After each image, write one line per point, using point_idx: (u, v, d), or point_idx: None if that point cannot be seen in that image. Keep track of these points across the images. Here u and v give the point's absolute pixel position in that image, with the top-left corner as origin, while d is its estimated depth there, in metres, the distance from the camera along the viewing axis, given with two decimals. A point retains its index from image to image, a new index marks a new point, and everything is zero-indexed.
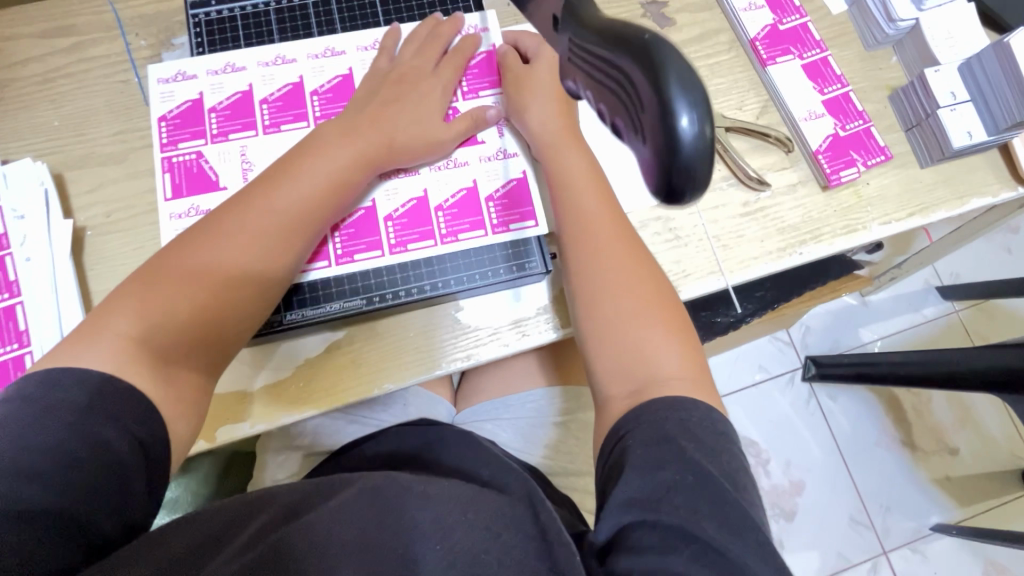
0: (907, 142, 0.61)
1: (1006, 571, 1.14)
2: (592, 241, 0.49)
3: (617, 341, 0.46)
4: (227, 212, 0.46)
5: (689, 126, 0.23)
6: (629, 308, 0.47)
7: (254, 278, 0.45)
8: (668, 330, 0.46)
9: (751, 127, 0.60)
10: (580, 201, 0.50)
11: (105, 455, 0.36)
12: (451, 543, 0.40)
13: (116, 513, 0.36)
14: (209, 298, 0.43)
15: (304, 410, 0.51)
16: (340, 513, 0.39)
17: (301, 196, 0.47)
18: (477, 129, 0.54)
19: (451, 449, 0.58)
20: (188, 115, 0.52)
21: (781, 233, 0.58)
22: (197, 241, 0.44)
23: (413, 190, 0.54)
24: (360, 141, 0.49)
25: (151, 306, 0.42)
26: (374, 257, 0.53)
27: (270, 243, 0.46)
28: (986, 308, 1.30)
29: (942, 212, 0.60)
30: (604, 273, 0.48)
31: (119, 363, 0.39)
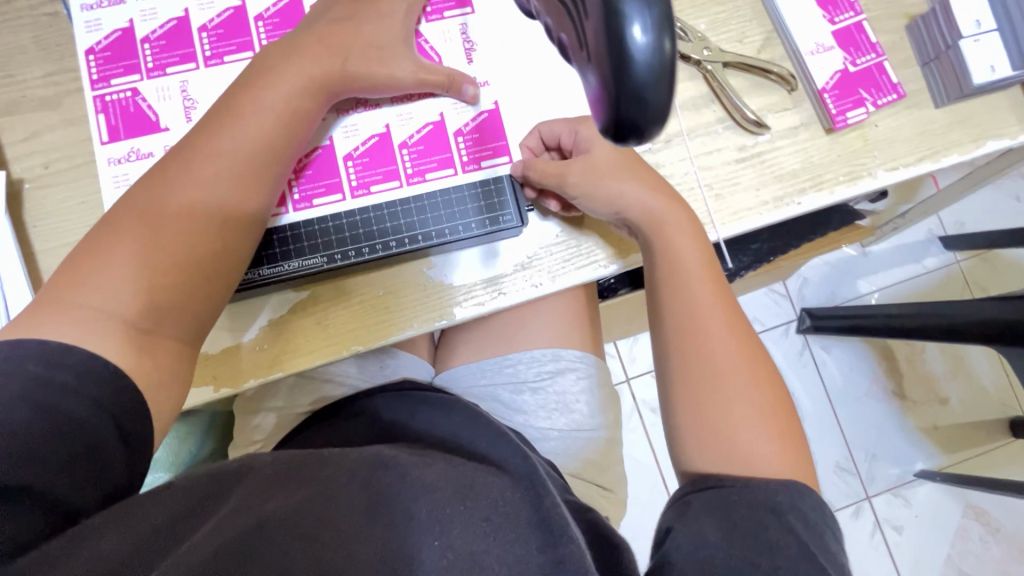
0: (923, 77, 0.56)
1: (985, 514, 1.17)
2: (693, 309, 0.46)
3: (719, 438, 0.43)
4: (178, 161, 0.41)
5: (642, 35, 0.23)
6: (738, 394, 0.44)
7: (228, 234, 0.42)
8: (776, 418, 0.44)
9: (750, 62, 0.54)
10: (681, 262, 0.47)
11: (64, 423, 0.33)
12: (451, 539, 0.36)
13: (85, 481, 0.33)
14: (167, 259, 0.39)
15: (270, 373, 0.49)
16: (329, 500, 0.36)
17: (257, 138, 0.42)
18: (449, 89, 0.48)
19: (429, 413, 0.55)
20: (119, 47, 0.47)
21: (780, 180, 0.54)
22: (145, 201, 0.40)
23: (374, 126, 0.50)
24: (306, 64, 0.44)
25: (117, 270, 0.38)
26: (333, 201, 0.49)
27: (230, 191, 0.42)
28: (989, 258, 1.26)
29: (955, 155, 0.55)
30: (707, 346, 0.45)
31: (88, 333, 0.36)
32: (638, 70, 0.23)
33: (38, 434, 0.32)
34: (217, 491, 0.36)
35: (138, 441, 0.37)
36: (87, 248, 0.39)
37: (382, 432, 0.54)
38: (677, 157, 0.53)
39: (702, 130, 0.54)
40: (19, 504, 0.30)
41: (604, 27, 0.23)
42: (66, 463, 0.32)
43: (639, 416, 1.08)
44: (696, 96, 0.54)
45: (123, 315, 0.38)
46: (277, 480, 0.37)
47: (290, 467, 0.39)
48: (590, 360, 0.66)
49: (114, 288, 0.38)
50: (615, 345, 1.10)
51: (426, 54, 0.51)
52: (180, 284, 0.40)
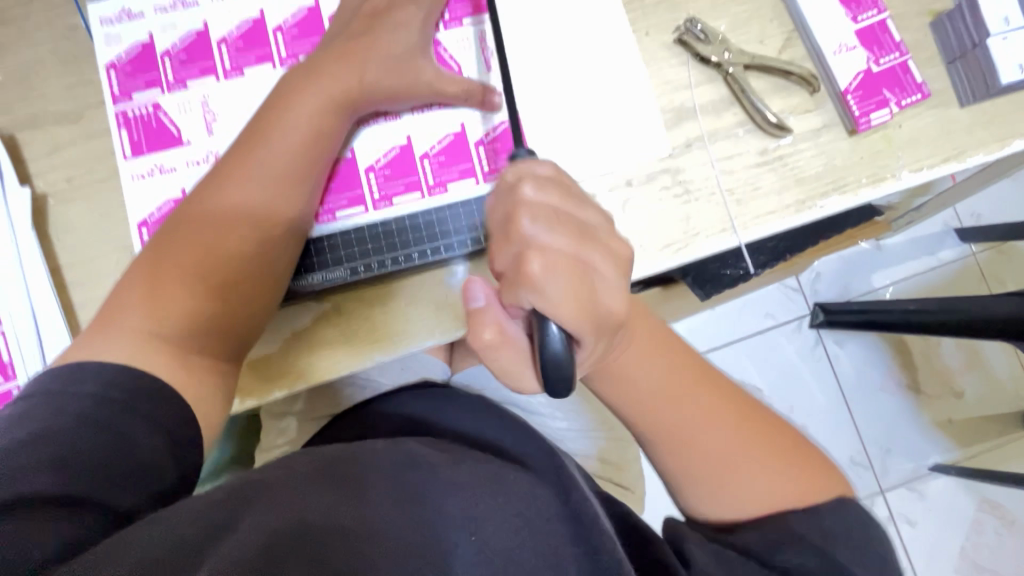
0: (948, 76, 0.55)
1: (1000, 508, 1.17)
2: (672, 423, 0.44)
3: (731, 497, 0.42)
4: (209, 187, 0.43)
5: (553, 338, 0.35)
6: (753, 478, 0.42)
7: (260, 255, 0.44)
8: (782, 463, 0.42)
9: (772, 63, 0.53)
10: (643, 381, 0.44)
11: (115, 436, 0.36)
12: (485, 537, 0.37)
13: (136, 488, 0.35)
14: (206, 287, 0.42)
15: (296, 384, 0.49)
16: (369, 498, 0.37)
17: (283, 162, 0.43)
18: (471, 101, 0.48)
19: (454, 414, 0.57)
20: (140, 61, 0.46)
21: (801, 183, 0.53)
22: (182, 230, 0.43)
23: (395, 137, 0.49)
24: (328, 81, 0.44)
25: (164, 297, 0.41)
26: (356, 213, 0.49)
27: (261, 214, 0.43)
28: (1006, 250, 1.25)
29: (980, 155, 0.54)
30: (701, 450, 0.43)
31: (136, 353, 0.40)
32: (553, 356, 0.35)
33: (97, 448, 0.35)
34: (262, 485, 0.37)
35: (185, 444, 0.39)
36: (136, 277, 0.42)
37: (408, 425, 0.57)
38: (699, 162, 0.53)
39: (723, 133, 0.53)
40: (73, 509, 0.32)
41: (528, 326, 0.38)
42: (120, 471, 0.35)
43: None
44: (717, 99, 0.54)
45: (170, 335, 0.41)
46: (314, 481, 0.38)
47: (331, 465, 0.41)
48: None
49: (161, 313, 0.41)
50: None
51: (445, 63, 0.50)
52: (219, 307, 0.43)
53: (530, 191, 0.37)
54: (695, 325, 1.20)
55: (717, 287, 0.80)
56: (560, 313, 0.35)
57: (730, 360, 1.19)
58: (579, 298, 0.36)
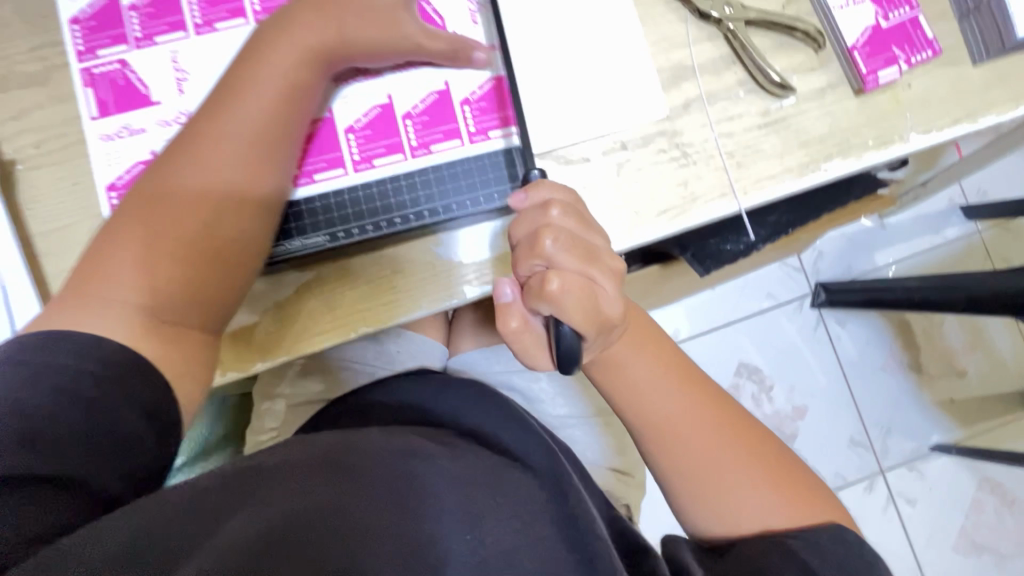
0: (960, 32, 0.52)
1: (1001, 486, 1.16)
2: (662, 415, 0.47)
3: (715, 497, 0.46)
4: (180, 150, 0.40)
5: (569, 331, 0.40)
6: (727, 475, 0.46)
7: (240, 222, 0.41)
8: (755, 464, 0.46)
9: (775, 19, 0.51)
10: (639, 376, 0.47)
11: (95, 414, 0.35)
12: (483, 537, 0.39)
13: (119, 470, 0.35)
14: (181, 253, 0.40)
15: (279, 356, 0.48)
16: (363, 495, 0.38)
17: (259, 120, 0.41)
18: (456, 57, 0.46)
19: (452, 397, 0.57)
20: (105, 16, 0.44)
21: (805, 146, 0.51)
22: (154, 193, 0.40)
23: (376, 96, 0.47)
24: (303, 32, 0.41)
25: (136, 264, 0.39)
26: (335, 176, 0.47)
27: (238, 177, 0.41)
28: (1011, 227, 1.23)
29: (993, 116, 0.52)
30: (685, 441, 0.46)
31: (112, 324, 0.38)
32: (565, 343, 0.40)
33: (71, 423, 0.34)
34: (253, 475, 0.38)
35: (168, 427, 0.38)
36: (105, 243, 0.39)
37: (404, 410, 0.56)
38: (697, 124, 0.50)
39: (723, 94, 0.51)
40: (60, 491, 0.32)
41: (548, 324, 0.43)
42: (97, 450, 0.34)
43: None
44: (716, 57, 0.51)
45: (144, 305, 0.39)
46: (309, 471, 0.39)
47: (319, 455, 0.41)
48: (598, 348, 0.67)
49: (133, 281, 0.38)
50: None
51: (429, 17, 0.48)
52: (195, 274, 0.40)
53: (552, 217, 0.41)
54: (696, 305, 1.17)
55: (717, 263, 0.77)
56: (573, 320, 0.40)
57: (731, 340, 1.17)
58: (588, 310, 0.40)
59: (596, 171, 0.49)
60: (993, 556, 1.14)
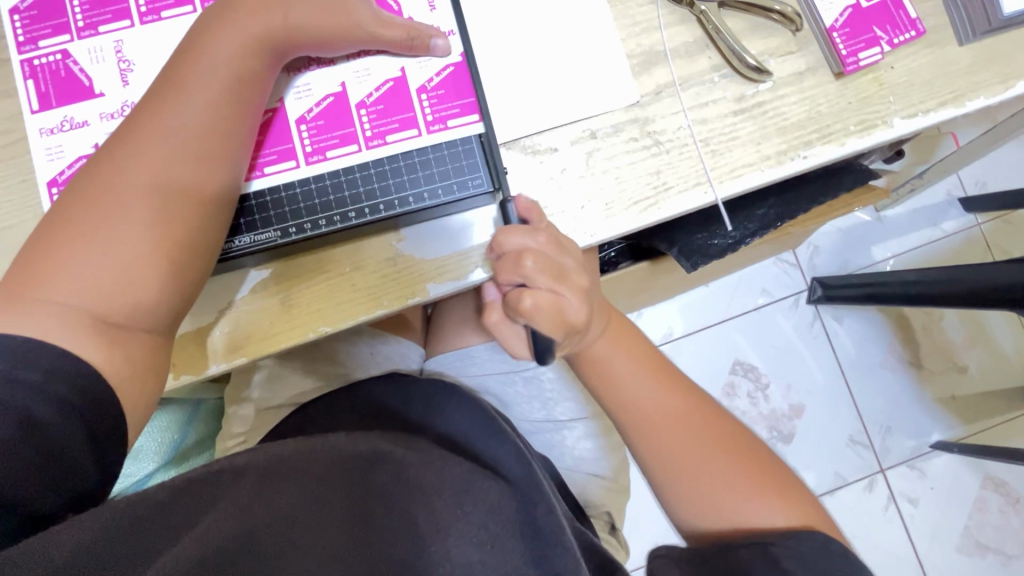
0: (945, 11, 0.50)
1: (1004, 485, 1.13)
2: (639, 410, 0.46)
3: (703, 495, 0.44)
4: (124, 145, 0.39)
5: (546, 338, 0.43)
6: (707, 471, 0.45)
7: (189, 218, 0.39)
8: (731, 458, 0.45)
9: (750, 1, 0.49)
10: (615, 371, 0.47)
11: (27, 429, 0.33)
12: (448, 547, 0.38)
13: (50, 487, 0.33)
14: (127, 252, 0.38)
15: (233, 359, 0.46)
16: (321, 512, 0.37)
17: (207, 110, 0.39)
18: (410, 41, 0.44)
19: (424, 405, 0.55)
20: (45, 4, 0.42)
21: (782, 132, 0.49)
22: (95, 191, 0.38)
23: (328, 85, 0.45)
24: (247, 17, 0.40)
25: (77, 266, 0.37)
26: (286, 169, 0.45)
27: (186, 171, 0.39)
28: (1012, 220, 1.20)
29: (980, 99, 0.49)
30: (663, 438, 0.46)
31: (48, 329, 0.36)
32: (541, 341, 0.43)
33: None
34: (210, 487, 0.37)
35: (109, 440, 0.36)
36: (46, 245, 0.37)
37: (376, 415, 0.54)
38: (669, 110, 0.48)
39: (697, 79, 0.49)
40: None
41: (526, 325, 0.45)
42: (31, 466, 0.32)
43: None
44: (689, 41, 0.49)
45: (88, 308, 0.37)
46: (262, 485, 0.38)
47: (276, 465, 0.40)
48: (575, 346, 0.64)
49: (75, 283, 0.37)
50: None
51: (385, 3, 0.46)
52: (141, 275, 0.38)
53: (537, 239, 0.42)
54: (690, 302, 1.15)
55: (705, 259, 0.71)
56: (546, 323, 0.42)
57: (726, 338, 1.15)
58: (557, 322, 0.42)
59: (564, 161, 0.47)
60: (998, 557, 1.11)
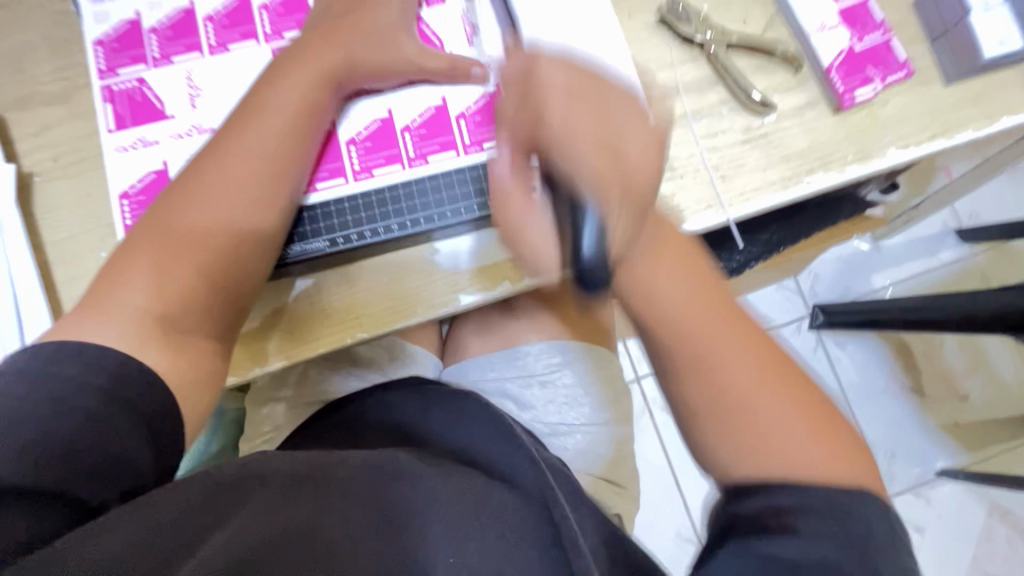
0: (931, 55, 0.55)
1: (1011, 514, 1.13)
2: (676, 318, 0.41)
3: (747, 425, 0.39)
4: (203, 166, 0.43)
5: (590, 241, 0.32)
6: (759, 401, 0.39)
7: (250, 231, 0.43)
8: (788, 395, 0.39)
9: (754, 43, 0.54)
10: (660, 282, 0.42)
11: (98, 423, 0.35)
12: (462, 556, 0.38)
13: (112, 481, 0.34)
14: (200, 263, 0.41)
15: (274, 361, 0.49)
16: (338, 511, 0.38)
17: (279, 135, 0.44)
18: (455, 79, 0.50)
19: (438, 415, 0.53)
20: (127, 38, 0.48)
21: (787, 160, 0.53)
22: (176, 207, 0.42)
23: (376, 111, 0.50)
24: (316, 56, 0.46)
25: (154, 275, 0.40)
26: (336, 185, 0.49)
27: (255, 190, 0.43)
28: (1007, 251, 1.24)
29: (968, 132, 0.54)
30: (703, 354, 0.41)
31: (119, 334, 0.38)
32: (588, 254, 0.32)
33: (63, 429, 0.34)
34: (245, 477, 0.38)
35: (166, 439, 0.38)
36: (126, 255, 0.41)
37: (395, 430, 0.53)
38: (683, 139, 0.53)
39: (707, 111, 0.53)
40: (50, 500, 0.32)
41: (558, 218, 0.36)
42: (96, 462, 0.34)
43: (650, 416, 1.04)
44: (699, 77, 0.54)
45: (158, 311, 0.40)
46: (290, 489, 0.38)
47: (307, 469, 0.40)
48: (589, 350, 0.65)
49: (151, 289, 0.40)
50: (625, 344, 1.05)
51: (428, 40, 0.51)
52: (209, 284, 0.42)
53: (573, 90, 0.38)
54: None
55: None
56: (590, 179, 0.34)
57: None
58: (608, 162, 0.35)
59: None
60: None
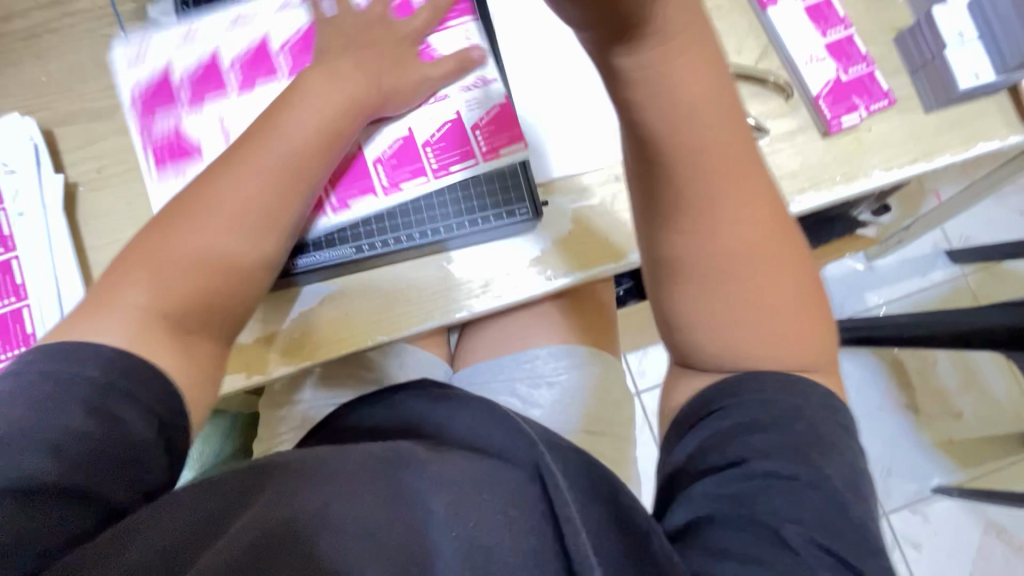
0: (912, 85, 0.59)
1: (1006, 532, 1.15)
2: (691, 151, 0.37)
3: (720, 287, 0.39)
4: (220, 176, 0.45)
5: None
6: (742, 270, 0.38)
7: (254, 240, 0.45)
8: (768, 262, 0.39)
9: (749, 72, 0.58)
10: (680, 86, 0.36)
11: (113, 428, 0.36)
12: (467, 531, 0.35)
13: (128, 484, 0.36)
14: (205, 268, 0.43)
15: (300, 362, 0.53)
16: (345, 492, 0.36)
17: (297, 151, 0.47)
18: (461, 70, 0.55)
19: (446, 408, 0.50)
20: (161, 88, 0.54)
21: (779, 181, 0.57)
22: (188, 213, 0.44)
23: (397, 130, 0.54)
24: (341, 85, 0.49)
25: (161, 278, 0.42)
26: (368, 202, 0.53)
27: (265, 204, 0.45)
28: (997, 271, 1.28)
29: (947, 155, 0.58)
30: (704, 205, 0.38)
31: (128, 338, 0.39)
32: None
33: (88, 432, 0.35)
34: (252, 481, 0.37)
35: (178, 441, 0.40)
36: (136, 256, 0.43)
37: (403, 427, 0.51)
38: None
39: None
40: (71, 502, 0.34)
41: None
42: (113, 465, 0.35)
43: (649, 428, 1.06)
44: None
45: (162, 313, 0.41)
46: (300, 478, 0.36)
47: (311, 463, 0.38)
48: (590, 352, 0.68)
49: (158, 291, 0.42)
50: (625, 358, 1.09)
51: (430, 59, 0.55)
52: (210, 291, 0.43)
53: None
54: None
55: None
56: None
57: None
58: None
59: (593, 200, 0.56)
60: None
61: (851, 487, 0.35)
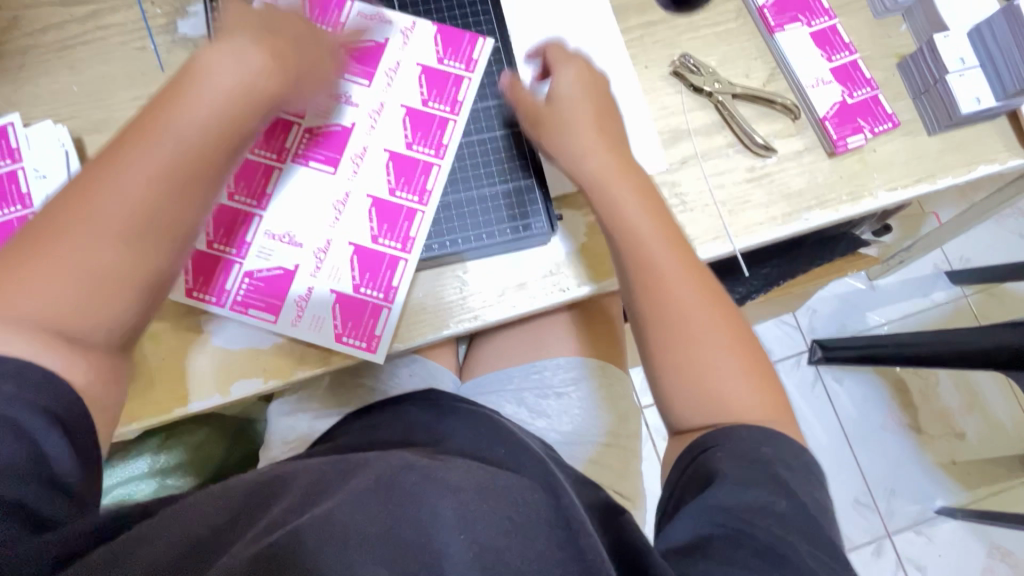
0: (915, 109, 0.61)
1: (1011, 555, 1.14)
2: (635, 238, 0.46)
3: (685, 355, 0.43)
4: (120, 150, 0.39)
5: None
6: (700, 339, 0.43)
7: (162, 241, 0.40)
8: (722, 337, 0.44)
9: (757, 94, 0.60)
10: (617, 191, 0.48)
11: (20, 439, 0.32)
12: (474, 534, 0.35)
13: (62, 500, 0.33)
14: (99, 264, 0.37)
15: (315, 368, 0.54)
16: (352, 502, 0.35)
17: (207, 125, 0.41)
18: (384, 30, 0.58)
19: (452, 422, 0.53)
20: None
21: (786, 199, 0.58)
22: (84, 194, 0.38)
23: (395, 109, 0.57)
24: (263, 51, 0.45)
25: (50, 274, 0.36)
26: (436, 172, 0.56)
27: (174, 185, 0.40)
28: (997, 293, 1.29)
29: (950, 177, 0.60)
30: (658, 276, 0.45)
31: (28, 344, 0.35)
32: None
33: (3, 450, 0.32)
34: (251, 501, 0.36)
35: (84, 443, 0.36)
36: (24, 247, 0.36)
37: (410, 434, 0.53)
38: (694, 177, 0.59)
39: (714, 152, 0.59)
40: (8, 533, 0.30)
41: None
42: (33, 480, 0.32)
43: (654, 445, 1.07)
44: (708, 122, 0.60)
45: (49, 318, 0.36)
46: (307, 496, 0.36)
47: (319, 478, 0.38)
48: (600, 365, 0.69)
49: (46, 291, 0.36)
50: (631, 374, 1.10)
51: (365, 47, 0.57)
52: (110, 290, 0.38)
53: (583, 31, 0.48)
54: None
55: None
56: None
57: None
58: None
59: None
60: None
61: (822, 510, 0.37)
